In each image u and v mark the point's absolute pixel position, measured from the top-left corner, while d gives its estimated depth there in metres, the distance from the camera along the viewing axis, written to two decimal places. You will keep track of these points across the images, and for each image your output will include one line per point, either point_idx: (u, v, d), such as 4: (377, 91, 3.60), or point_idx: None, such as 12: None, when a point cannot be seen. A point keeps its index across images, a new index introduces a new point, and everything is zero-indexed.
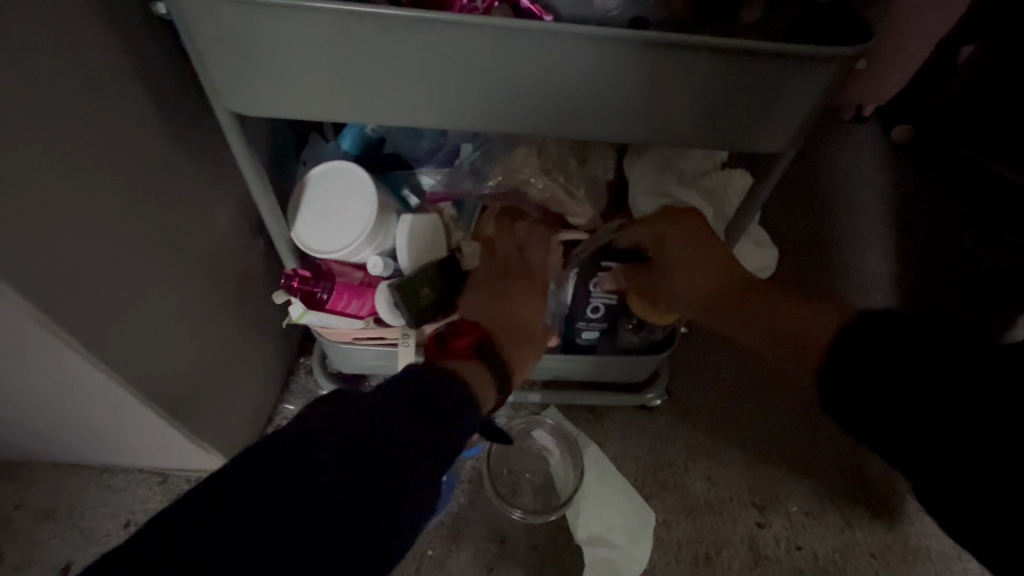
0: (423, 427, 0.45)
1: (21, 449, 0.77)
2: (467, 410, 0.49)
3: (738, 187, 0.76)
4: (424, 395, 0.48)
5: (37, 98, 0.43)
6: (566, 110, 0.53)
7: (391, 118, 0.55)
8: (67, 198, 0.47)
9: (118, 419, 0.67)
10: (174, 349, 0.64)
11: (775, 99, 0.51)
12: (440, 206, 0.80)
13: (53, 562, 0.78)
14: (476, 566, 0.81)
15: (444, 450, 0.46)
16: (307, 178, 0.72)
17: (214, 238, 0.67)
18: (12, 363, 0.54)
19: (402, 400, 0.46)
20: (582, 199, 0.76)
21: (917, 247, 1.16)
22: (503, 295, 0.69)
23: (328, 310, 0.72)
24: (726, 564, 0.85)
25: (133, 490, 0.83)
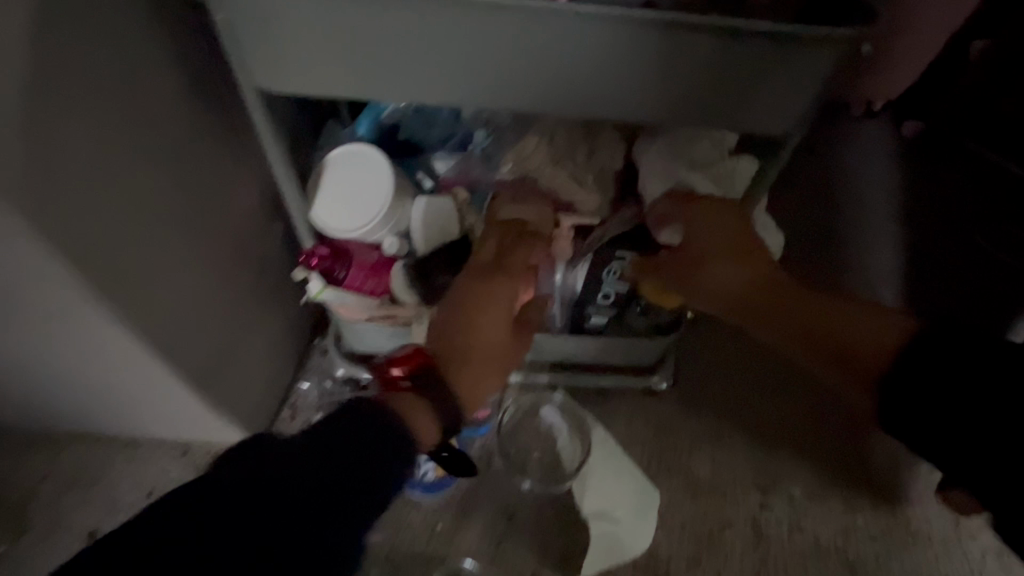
0: (343, 472, 0.46)
1: (51, 419, 0.80)
2: (398, 455, 0.50)
3: (745, 173, 0.77)
4: (352, 436, 0.48)
5: (79, 70, 0.46)
6: (578, 91, 0.55)
7: (410, 96, 0.57)
8: (104, 168, 0.49)
9: (143, 390, 0.70)
10: (198, 321, 0.66)
11: (782, 80, 0.53)
12: (453, 190, 0.81)
13: (79, 527, 0.81)
14: (485, 540, 0.83)
15: (367, 497, 0.47)
16: (325, 159, 0.73)
17: (238, 215, 0.70)
18: (47, 329, 0.56)
19: (325, 444, 0.47)
20: (593, 183, 0.78)
21: (924, 240, 1.17)
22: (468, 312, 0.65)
23: (345, 287, 0.74)
24: (729, 544, 0.87)
25: (156, 461, 0.86)
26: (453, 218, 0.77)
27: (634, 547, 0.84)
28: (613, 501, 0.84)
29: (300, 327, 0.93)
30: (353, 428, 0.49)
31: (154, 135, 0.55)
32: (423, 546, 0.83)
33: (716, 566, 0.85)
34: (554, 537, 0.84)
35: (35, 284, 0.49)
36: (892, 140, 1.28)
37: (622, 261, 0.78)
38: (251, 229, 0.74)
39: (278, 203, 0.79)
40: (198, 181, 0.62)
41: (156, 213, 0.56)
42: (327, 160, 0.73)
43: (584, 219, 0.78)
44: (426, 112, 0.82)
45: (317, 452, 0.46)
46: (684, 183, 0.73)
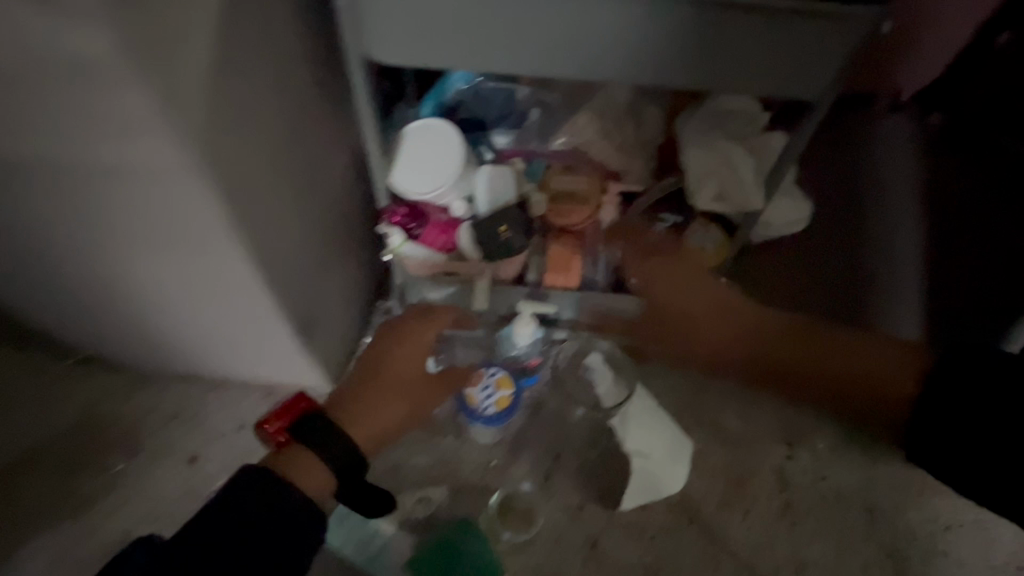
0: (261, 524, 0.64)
1: (160, 358, 0.92)
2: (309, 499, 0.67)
3: (776, 148, 0.85)
4: (244, 495, 0.65)
5: (245, 41, 0.57)
6: (638, 63, 0.64)
7: (494, 67, 0.66)
8: (249, 123, 0.60)
9: (247, 328, 0.81)
10: (298, 266, 0.77)
11: (816, 53, 0.61)
12: (513, 160, 0.90)
13: (183, 453, 0.94)
14: (534, 475, 0.93)
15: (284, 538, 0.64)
16: (403, 132, 0.82)
17: (330, 177, 0.81)
18: (186, 264, 0.68)
19: (229, 504, 0.64)
20: (637, 156, 0.88)
21: (946, 221, 1.23)
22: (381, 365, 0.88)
23: (422, 242, 0.86)
24: (756, 488, 0.95)
25: (245, 400, 0.97)
26: (512, 184, 0.85)
27: (671, 489, 0.91)
28: (653, 448, 0.90)
29: (368, 286, 1.04)
30: (247, 503, 0.64)
31: (283, 100, 0.65)
32: (478, 479, 0.93)
33: (744, 508, 0.94)
34: (596, 475, 0.93)
35: (191, 220, 0.60)
36: (919, 131, 1.31)
37: None
38: (339, 191, 0.84)
39: (358, 170, 0.90)
40: (307, 143, 0.72)
41: (278, 168, 0.67)
42: (406, 131, 0.82)
43: (629, 186, 0.89)
44: (484, 94, 0.88)
45: (239, 514, 0.64)
46: (721, 154, 0.82)
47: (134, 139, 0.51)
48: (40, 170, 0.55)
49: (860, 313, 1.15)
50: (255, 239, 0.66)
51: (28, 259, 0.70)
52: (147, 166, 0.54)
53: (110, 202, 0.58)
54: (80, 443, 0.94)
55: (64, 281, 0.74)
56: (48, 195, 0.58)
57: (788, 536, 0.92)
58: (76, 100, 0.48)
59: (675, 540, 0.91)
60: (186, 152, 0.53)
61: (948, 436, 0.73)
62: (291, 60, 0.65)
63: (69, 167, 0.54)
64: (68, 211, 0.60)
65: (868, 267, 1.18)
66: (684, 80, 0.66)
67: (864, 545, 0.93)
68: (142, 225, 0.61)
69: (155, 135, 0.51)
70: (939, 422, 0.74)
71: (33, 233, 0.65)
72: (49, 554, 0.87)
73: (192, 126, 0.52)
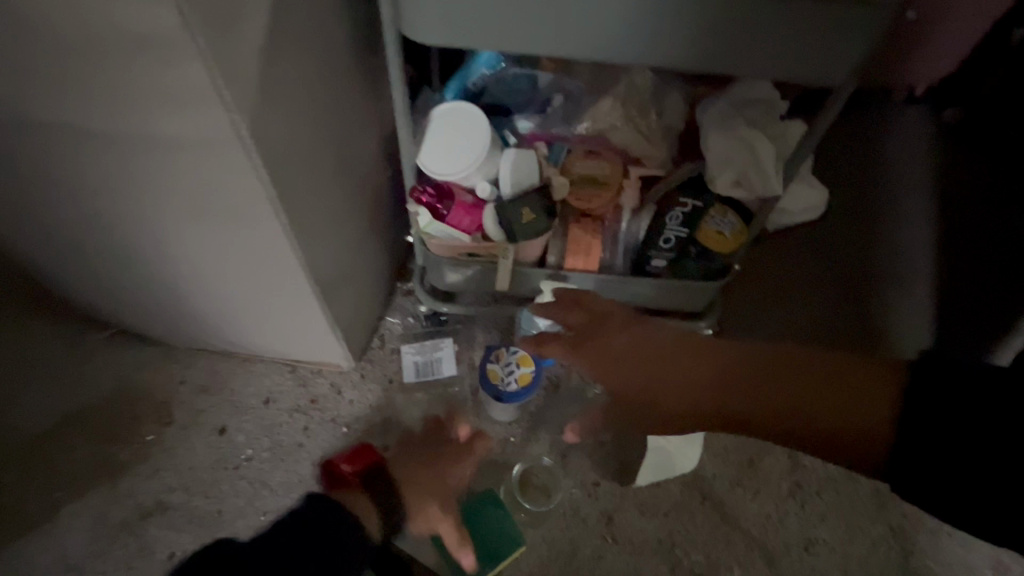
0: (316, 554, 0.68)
1: (190, 333, 0.95)
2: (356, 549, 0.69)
3: (792, 137, 0.86)
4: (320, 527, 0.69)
5: (294, 21, 0.59)
6: (667, 47, 0.66)
7: (526, 46, 0.68)
8: (292, 101, 0.62)
9: (277, 304, 0.84)
10: (328, 243, 0.80)
11: (842, 38, 0.63)
12: (536, 144, 0.91)
13: (213, 423, 0.97)
14: (551, 451, 0.96)
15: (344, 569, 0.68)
16: (431, 115, 0.85)
17: (362, 158, 0.83)
18: (224, 237, 0.70)
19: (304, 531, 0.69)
20: (659, 143, 0.89)
21: (957, 216, 1.25)
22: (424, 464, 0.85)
23: (448, 224, 0.88)
24: (767, 469, 0.97)
25: (271, 375, 1.01)
26: (535, 168, 0.87)
27: (684, 468, 0.95)
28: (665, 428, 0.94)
29: (390, 268, 1.07)
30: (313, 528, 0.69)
31: (323, 80, 0.68)
32: (498, 454, 0.96)
33: (755, 487, 0.96)
34: (611, 454, 0.96)
35: (236, 193, 0.63)
36: (932, 125, 1.33)
37: (685, 207, 0.89)
38: (368, 172, 0.87)
39: (386, 153, 0.92)
40: (343, 123, 0.75)
41: (316, 146, 0.70)
42: (433, 115, 0.85)
43: (650, 171, 0.90)
44: (507, 80, 0.90)
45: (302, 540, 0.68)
46: (741, 140, 0.82)
47: (192, 111, 0.54)
48: (96, 141, 0.58)
49: (864, 305, 1.16)
50: (293, 214, 0.69)
51: (74, 230, 0.73)
52: (201, 138, 0.57)
53: (161, 174, 0.61)
54: (113, 413, 0.97)
55: (106, 252, 0.76)
56: (102, 166, 0.61)
57: (797, 515, 0.95)
58: (140, 72, 0.51)
59: (688, 516, 0.94)
60: (238, 126, 0.55)
61: (942, 464, 0.53)
62: (332, 41, 0.68)
63: (126, 139, 0.57)
64: (119, 183, 0.63)
65: (874, 261, 1.20)
66: (712, 64, 0.68)
67: (872, 525, 0.95)
68: (189, 197, 0.64)
69: (212, 108, 0.53)
70: (922, 450, 0.54)
71: (81, 204, 0.67)
72: (84, 519, 0.91)
73: (245, 100, 0.55)
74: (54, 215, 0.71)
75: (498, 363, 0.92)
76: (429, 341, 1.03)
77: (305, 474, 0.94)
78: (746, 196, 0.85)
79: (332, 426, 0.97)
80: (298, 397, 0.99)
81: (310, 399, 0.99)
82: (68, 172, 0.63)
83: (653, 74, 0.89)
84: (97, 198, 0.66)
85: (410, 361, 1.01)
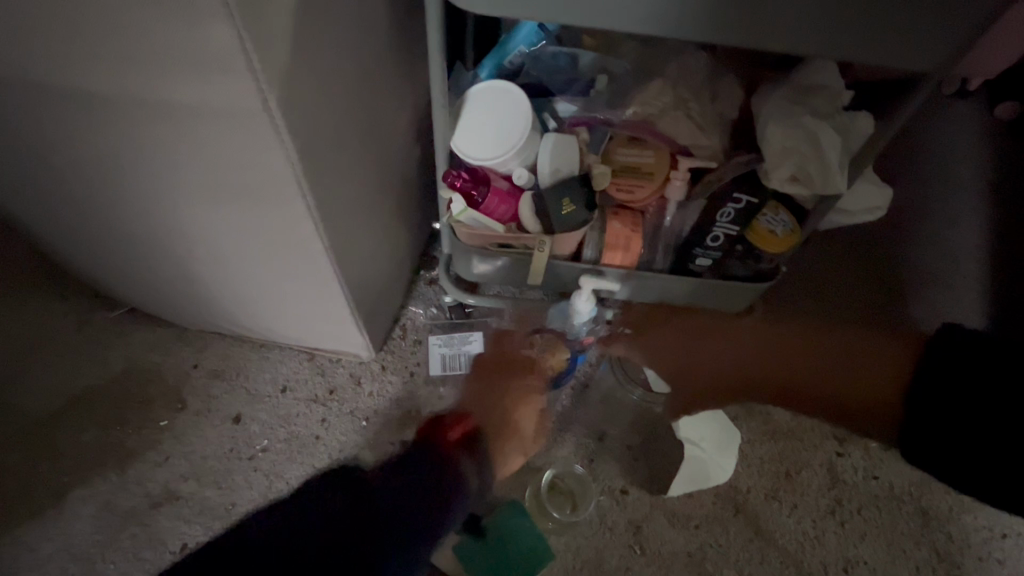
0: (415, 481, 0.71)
1: (207, 315, 0.91)
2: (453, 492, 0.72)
3: (861, 131, 0.76)
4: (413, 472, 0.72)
5: None
6: (739, 26, 0.59)
7: (580, 18, 0.61)
8: (324, 72, 0.57)
9: (298, 290, 0.79)
10: (352, 229, 0.75)
11: (942, 21, 0.56)
12: (577, 129, 0.84)
13: (227, 411, 0.93)
14: (579, 455, 0.92)
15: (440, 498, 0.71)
16: (467, 94, 0.79)
17: (392, 138, 0.78)
18: (245, 218, 0.65)
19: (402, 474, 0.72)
20: (712, 133, 0.82)
21: (1016, 218, 1.16)
22: (504, 397, 0.89)
23: (482, 211, 0.82)
24: (805, 482, 0.93)
25: (288, 362, 0.97)
26: (576, 155, 0.81)
27: (717, 479, 0.89)
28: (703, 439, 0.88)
29: (414, 255, 1.02)
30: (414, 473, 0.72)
31: (358, 51, 0.62)
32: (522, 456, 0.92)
33: (792, 502, 0.91)
34: (641, 460, 0.92)
35: (261, 171, 0.58)
36: (984, 121, 1.24)
37: (738, 203, 0.82)
38: (398, 152, 0.82)
39: (416, 133, 0.87)
40: (375, 99, 0.69)
41: (346, 124, 0.64)
42: (469, 94, 0.79)
43: (700, 163, 0.83)
44: (546, 58, 0.83)
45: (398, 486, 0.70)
46: (805, 131, 0.74)
47: (216, 79, 0.49)
48: (111, 108, 0.53)
49: (903, 304, 1.07)
50: (321, 196, 0.64)
51: (87, 203, 0.68)
52: (225, 109, 0.51)
53: (181, 146, 0.56)
54: (125, 395, 0.94)
55: (120, 228, 0.72)
56: (117, 135, 0.56)
57: (836, 534, 0.90)
58: (161, 32, 0.45)
59: (721, 529, 0.89)
60: (266, 96, 0.50)
61: None
62: (368, 8, 0.62)
63: (142, 106, 0.52)
64: (134, 154, 0.58)
65: (915, 259, 1.11)
66: (789, 47, 0.61)
67: (915, 548, 0.90)
68: (209, 172, 0.59)
69: (238, 75, 0.48)
70: None
71: (95, 175, 0.63)
72: (94, 504, 0.88)
73: (274, 68, 0.49)
74: (68, 187, 0.67)
75: None
76: (457, 333, 0.97)
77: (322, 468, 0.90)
78: (802, 192, 0.79)
79: (350, 419, 0.93)
80: (315, 386, 0.95)
81: (328, 390, 0.95)
82: (81, 140, 0.58)
83: (707, 56, 0.82)
84: (112, 170, 0.61)
85: (437, 354, 0.96)
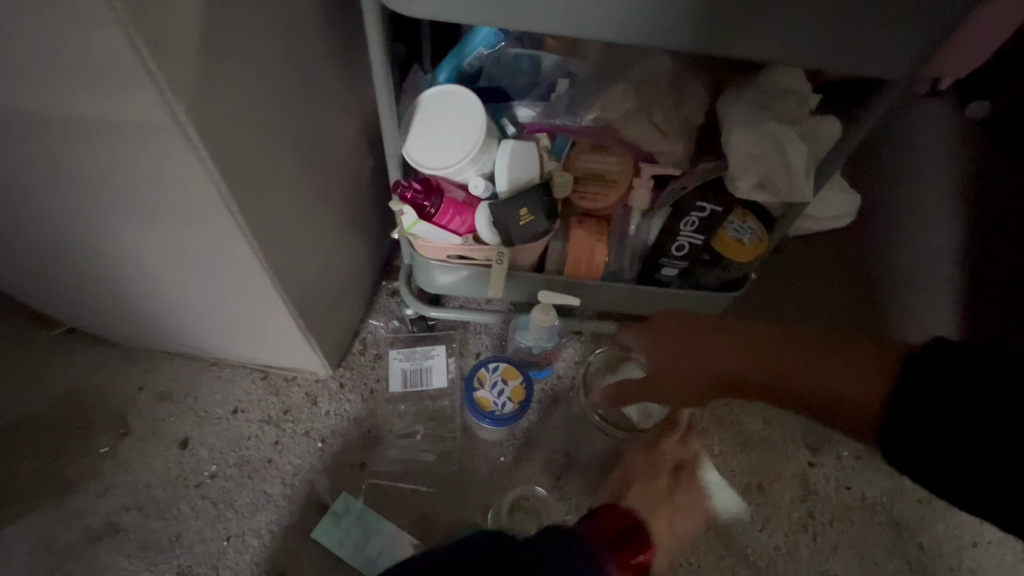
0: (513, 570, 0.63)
1: (149, 335, 0.86)
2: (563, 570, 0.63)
3: (830, 135, 0.73)
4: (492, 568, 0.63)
5: None
6: (690, 31, 0.56)
7: (526, 21, 0.57)
8: (245, 80, 0.52)
9: (239, 308, 0.74)
10: (294, 247, 0.70)
11: (901, 24, 0.53)
12: (536, 136, 0.80)
13: (174, 435, 0.88)
14: (545, 474, 0.89)
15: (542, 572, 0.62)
16: (419, 99, 0.75)
17: (337, 148, 0.74)
18: (173, 238, 0.61)
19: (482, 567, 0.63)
20: (675, 139, 0.79)
21: (987, 219, 1.15)
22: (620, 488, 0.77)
23: (436, 224, 0.78)
24: (778, 495, 0.91)
25: (240, 381, 0.92)
26: (536, 162, 0.77)
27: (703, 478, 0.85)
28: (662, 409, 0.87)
29: (373, 266, 0.97)
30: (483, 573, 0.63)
31: (286, 57, 0.57)
32: (487, 475, 0.89)
33: (764, 515, 0.90)
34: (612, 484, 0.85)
35: (182, 189, 0.54)
36: (956, 122, 1.23)
37: (702, 212, 0.79)
38: (345, 162, 0.77)
39: (368, 140, 0.82)
40: (312, 107, 0.65)
41: (278, 136, 0.60)
42: (422, 99, 0.75)
43: (663, 169, 0.80)
44: (506, 61, 0.79)
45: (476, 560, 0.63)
46: (769, 137, 0.72)
47: (117, 92, 0.44)
48: (3, 121, 0.48)
49: (878, 309, 1.06)
50: (254, 214, 0.60)
51: (2, 222, 0.63)
52: (131, 124, 0.47)
53: (89, 163, 0.51)
54: (65, 420, 0.89)
55: (42, 249, 0.67)
56: (17, 151, 0.51)
57: (809, 547, 0.88)
58: (45, 40, 0.41)
59: (691, 546, 0.87)
60: (176, 110, 0.46)
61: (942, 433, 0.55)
62: (296, 11, 0.57)
63: (40, 120, 0.47)
64: (40, 171, 0.53)
65: (884, 261, 1.09)
66: (745, 53, 0.58)
67: (888, 559, 0.89)
68: (126, 191, 0.55)
69: (140, 88, 0.44)
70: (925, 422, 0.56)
71: (3, 194, 0.58)
72: (30, 540, 0.82)
73: (181, 78, 0.45)
74: None
75: (484, 388, 0.85)
76: (419, 347, 0.93)
77: (276, 493, 0.86)
78: (770, 200, 0.76)
79: (306, 441, 0.89)
80: (269, 407, 0.91)
81: (282, 410, 0.91)
82: None
83: (670, 59, 0.79)
84: (21, 189, 0.57)
85: (398, 369, 0.91)
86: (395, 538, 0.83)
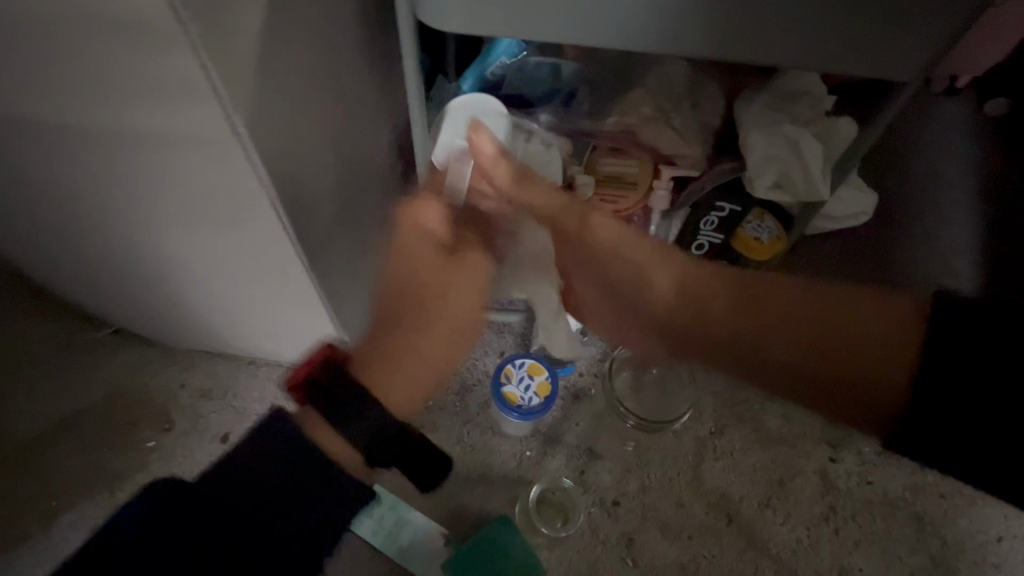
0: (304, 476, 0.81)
1: (191, 335, 0.91)
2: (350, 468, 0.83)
3: (845, 134, 0.79)
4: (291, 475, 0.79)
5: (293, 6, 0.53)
6: (707, 41, 0.59)
7: (552, 33, 0.60)
8: (294, 93, 0.56)
9: (278, 308, 0.78)
10: (332, 249, 0.75)
11: (911, 30, 0.55)
12: (559, 141, 0.83)
13: (215, 429, 0.93)
14: (569, 468, 0.92)
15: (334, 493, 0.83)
16: (447, 108, 0.79)
17: (371, 154, 0.78)
18: (224, 241, 0.65)
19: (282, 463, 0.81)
20: (693, 141, 0.82)
21: (1006, 217, 1.15)
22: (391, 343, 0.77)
23: None
24: (799, 490, 0.92)
25: (275, 378, 0.96)
26: (558, 165, 0.81)
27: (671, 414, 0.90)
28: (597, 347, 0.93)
29: None
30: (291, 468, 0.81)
31: (327, 70, 0.61)
32: (513, 469, 0.92)
33: (785, 510, 0.91)
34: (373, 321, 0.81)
35: (234, 194, 0.58)
36: (974, 120, 1.23)
37: (721, 212, 0.85)
38: (377, 168, 0.81)
39: (397, 147, 0.86)
40: (350, 117, 0.69)
41: (321, 142, 0.64)
42: (450, 108, 0.79)
43: (682, 171, 0.83)
44: (529, 69, 0.82)
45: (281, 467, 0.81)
46: (787, 138, 0.76)
47: (183, 108, 0.48)
48: (80, 137, 0.53)
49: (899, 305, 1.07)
50: (297, 218, 0.63)
51: (63, 228, 0.68)
52: (196, 137, 0.51)
53: (152, 172, 0.56)
54: (113, 417, 0.94)
55: (97, 253, 0.72)
56: (86, 164, 0.56)
57: (831, 542, 0.90)
58: (122, 61, 0.45)
59: (713, 541, 0.89)
60: (235, 122, 0.50)
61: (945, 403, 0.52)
62: (338, 27, 0.61)
63: (111, 134, 0.52)
64: (107, 181, 0.58)
65: (900, 260, 1.10)
66: (760, 60, 0.61)
67: (911, 554, 0.89)
68: (184, 198, 0.59)
69: (203, 102, 0.48)
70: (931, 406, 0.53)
71: (70, 203, 0.62)
72: (82, 529, 0.87)
73: (240, 94, 0.49)
74: (43, 216, 0.66)
75: (511, 382, 0.88)
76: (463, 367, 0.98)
77: None
78: (788, 200, 0.79)
79: None
80: None
81: None
82: (53, 170, 0.57)
83: (688, 65, 0.82)
84: (86, 198, 0.61)
85: None
86: (425, 529, 0.87)
